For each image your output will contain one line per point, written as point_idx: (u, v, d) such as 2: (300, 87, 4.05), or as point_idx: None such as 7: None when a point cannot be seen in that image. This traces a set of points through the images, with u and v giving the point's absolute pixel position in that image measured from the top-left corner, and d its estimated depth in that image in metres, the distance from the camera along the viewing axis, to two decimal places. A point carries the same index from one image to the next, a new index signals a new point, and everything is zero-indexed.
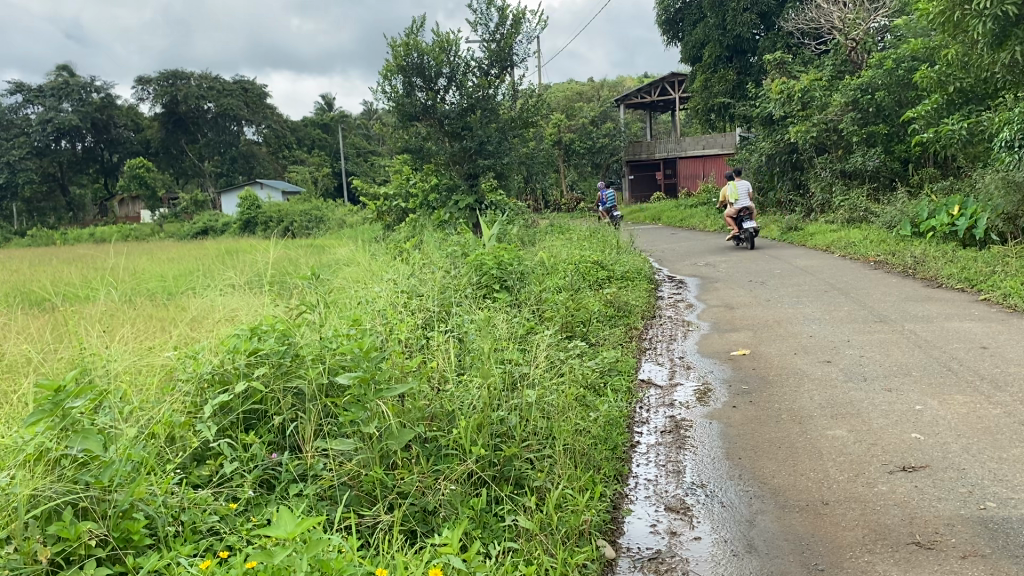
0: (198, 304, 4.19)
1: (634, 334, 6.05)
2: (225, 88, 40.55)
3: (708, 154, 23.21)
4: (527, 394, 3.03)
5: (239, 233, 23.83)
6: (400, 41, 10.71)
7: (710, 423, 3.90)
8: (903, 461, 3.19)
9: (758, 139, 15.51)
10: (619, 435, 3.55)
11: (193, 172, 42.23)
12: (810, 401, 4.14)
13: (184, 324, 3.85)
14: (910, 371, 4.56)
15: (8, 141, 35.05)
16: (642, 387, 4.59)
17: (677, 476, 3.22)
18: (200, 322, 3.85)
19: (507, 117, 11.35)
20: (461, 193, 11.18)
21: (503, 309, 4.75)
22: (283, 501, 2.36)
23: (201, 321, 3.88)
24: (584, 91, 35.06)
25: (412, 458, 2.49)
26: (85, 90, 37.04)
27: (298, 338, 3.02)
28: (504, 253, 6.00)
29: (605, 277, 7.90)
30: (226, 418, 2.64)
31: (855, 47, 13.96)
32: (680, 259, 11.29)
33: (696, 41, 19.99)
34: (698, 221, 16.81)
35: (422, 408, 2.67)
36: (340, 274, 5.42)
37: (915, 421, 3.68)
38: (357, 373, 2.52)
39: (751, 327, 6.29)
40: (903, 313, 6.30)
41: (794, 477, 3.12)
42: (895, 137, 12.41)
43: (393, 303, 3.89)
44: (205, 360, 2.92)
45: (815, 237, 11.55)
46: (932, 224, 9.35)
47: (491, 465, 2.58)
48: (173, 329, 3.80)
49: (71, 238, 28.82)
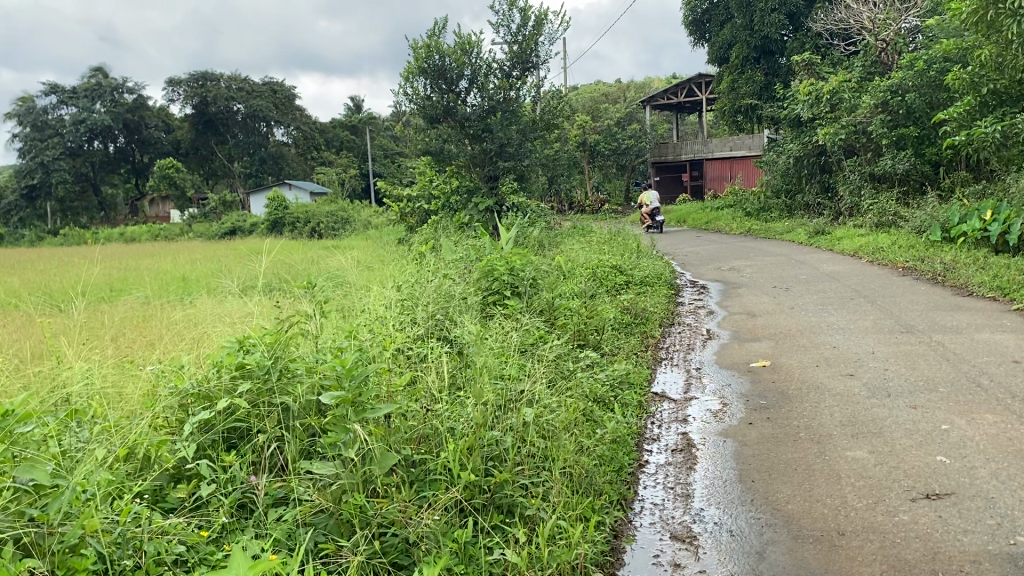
0: (192, 314, 4.08)
1: (650, 342, 5.86)
2: (254, 90, 40.84)
3: (735, 156, 22.94)
4: (523, 411, 2.89)
5: (266, 234, 23.91)
6: (421, 43, 10.61)
7: (723, 442, 3.72)
8: (926, 488, 3.00)
9: (786, 140, 15.24)
10: (626, 454, 3.38)
11: (221, 173, 42.51)
12: (830, 418, 3.95)
13: (174, 334, 3.73)
14: (937, 387, 4.35)
15: (42, 142, 35.49)
16: (655, 401, 4.41)
17: (686, 501, 3.04)
18: (189, 330, 3.74)
19: (528, 119, 11.21)
20: (481, 196, 11.03)
21: (510, 319, 4.61)
22: (261, 527, 2.24)
23: (191, 328, 3.76)
24: (609, 93, 34.83)
25: (395, 483, 2.34)
26: (117, 91, 37.40)
27: (288, 350, 2.89)
28: (515, 258, 5.83)
29: (624, 282, 7.75)
30: (205, 437, 2.51)
31: (886, 48, 13.66)
32: (703, 263, 11.06)
33: (723, 42, 19.71)
34: (724, 224, 16.57)
35: (410, 430, 2.53)
36: (347, 279, 5.31)
37: (941, 443, 3.48)
38: (340, 393, 2.39)
39: (773, 336, 6.10)
40: (931, 323, 6.07)
41: (810, 504, 2.94)
42: (926, 140, 12.16)
43: (390, 314, 3.75)
44: (189, 373, 2.79)
45: (842, 241, 11.27)
46: (963, 229, 9.08)
47: (482, 492, 2.43)
48: (162, 339, 3.68)
49: (102, 238, 29.06)
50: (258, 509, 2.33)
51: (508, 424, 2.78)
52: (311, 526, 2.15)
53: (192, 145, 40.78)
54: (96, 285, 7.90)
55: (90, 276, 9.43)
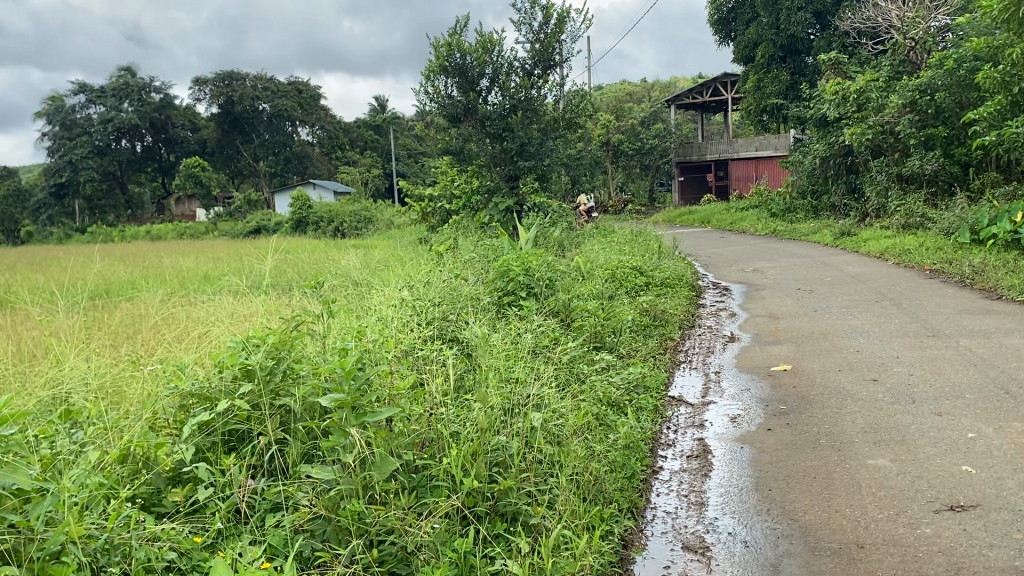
0: (196, 312, 4.04)
1: (669, 345, 5.76)
2: (280, 89, 41.07)
3: (761, 156, 22.81)
4: (532, 416, 2.81)
5: (290, 232, 24.01)
6: (443, 41, 10.55)
7: (740, 448, 3.62)
8: (951, 499, 2.88)
9: (813, 140, 15.07)
10: (638, 461, 3.28)
11: (247, 172, 42.75)
12: (852, 425, 3.84)
13: (176, 332, 3.68)
14: (963, 393, 4.22)
15: (70, 141, 35.91)
16: (671, 405, 4.31)
17: (700, 510, 2.95)
18: (189, 329, 3.68)
19: (550, 118, 11.11)
20: (501, 196, 10.88)
21: (525, 321, 4.54)
22: (259, 533, 2.18)
23: (192, 327, 3.70)
24: (633, 92, 34.67)
25: (395, 489, 2.27)
26: (144, 91, 37.71)
27: (292, 350, 2.83)
28: (531, 258, 5.74)
29: (644, 283, 7.66)
30: (204, 439, 2.46)
31: (915, 47, 13.42)
32: (726, 265, 10.92)
33: (748, 41, 19.52)
34: (748, 224, 16.42)
35: (413, 434, 2.46)
36: (360, 280, 5.27)
37: (967, 451, 3.37)
38: (341, 396, 2.31)
39: (795, 339, 5.98)
40: (959, 327, 5.92)
41: (829, 514, 2.83)
42: (956, 140, 11.83)
43: (399, 315, 3.68)
44: (191, 372, 2.74)
45: (868, 243, 11.10)
46: (992, 231, 8.90)
47: (486, 500, 2.36)
48: (163, 338, 3.63)
49: (129, 236, 29.26)
50: (256, 514, 2.28)
51: (514, 428, 2.71)
52: (307, 532, 2.09)
53: (218, 145, 41.04)
54: (117, 283, 7.94)
55: (113, 273, 9.45)
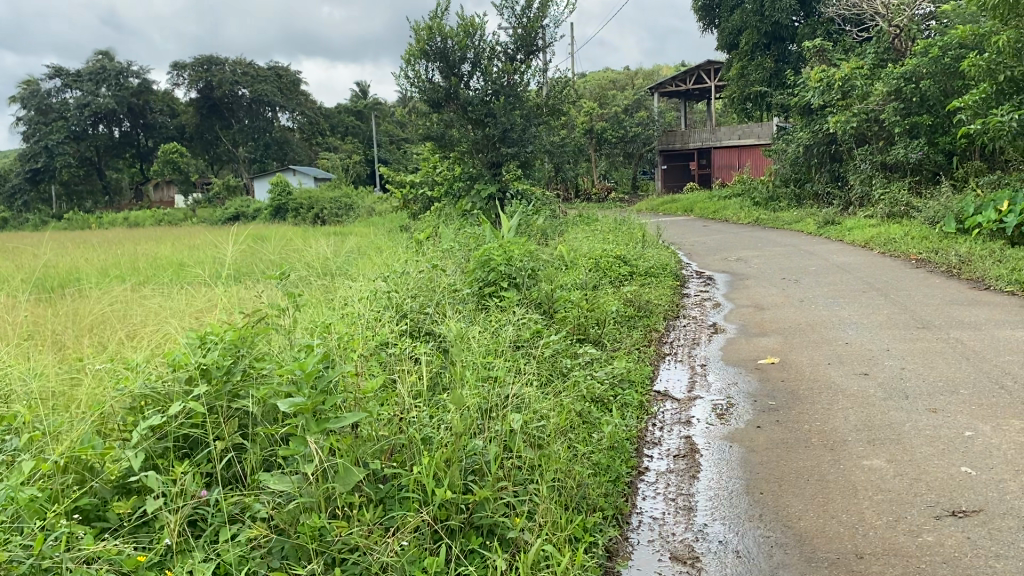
0: (151, 308, 3.82)
1: (654, 336, 5.60)
2: (259, 74, 40.51)
3: (743, 145, 22.82)
4: (510, 418, 2.63)
5: (269, 220, 23.61)
6: (423, 24, 10.27)
7: (729, 446, 3.47)
8: (952, 504, 2.73)
9: (796, 128, 14.93)
10: (623, 463, 3.12)
11: (227, 158, 42.21)
12: (844, 422, 3.69)
13: (128, 329, 3.47)
14: (957, 388, 4.08)
15: (46, 126, 35.24)
16: (657, 401, 4.15)
17: (688, 515, 2.79)
18: (140, 326, 3.46)
19: (533, 104, 10.87)
20: (483, 182, 10.77)
21: (506, 312, 4.37)
22: (212, 549, 2.01)
23: (144, 324, 3.49)
24: (617, 79, 34.48)
25: (360, 502, 2.09)
26: (122, 75, 37.08)
27: (253, 349, 2.65)
28: (514, 247, 5.52)
29: (628, 272, 7.49)
30: (155, 445, 2.28)
31: (900, 34, 13.29)
32: (710, 253, 10.78)
33: (733, 27, 19.33)
34: (731, 213, 16.30)
35: (381, 440, 2.28)
36: (334, 271, 5.07)
37: (965, 451, 3.22)
38: (301, 401, 2.13)
39: (782, 330, 5.84)
40: (948, 318, 5.79)
41: (825, 520, 2.68)
42: (940, 129, 11.74)
43: (369, 309, 3.48)
44: (146, 371, 2.55)
45: (852, 232, 10.97)
46: (978, 220, 8.78)
47: (459, 512, 2.17)
48: (114, 335, 3.43)
49: (106, 222, 28.78)
50: (210, 527, 2.10)
51: (491, 432, 2.53)
52: (263, 551, 1.91)
53: (198, 130, 40.48)
54: (86, 272, 7.67)
55: (84, 261, 9.16)
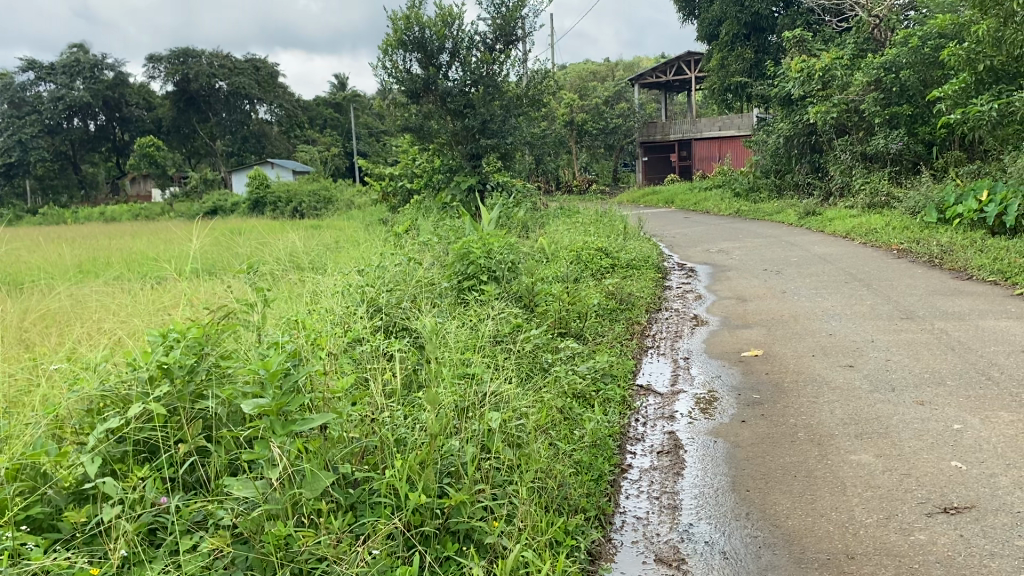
0: (112, 307, 3.70)
1: (636, 330, 5.52)
2: (237, 67, 40.05)
3: (724, 136, 22.83)
4: (489, 417, 2.52)
5: (248, 213, 23.34)
6: (400, 14, 10.10)
7: (713, 441, 3.39)
8: (943, 500, 2.66)
9: (776, 119, 14.89)
10: (606, 460, 3.02)
11: (205, 152, 41.79)
12: (830, 416, 3.61)
13: (87, 327, 3.35)
14: (943, 380, 4.02)
15: (20, 119, 34.72)
16: (639, 395, 4.07)
17: (673, 514, 2.70)
18: (99, 324, 3.34)
19: (513, 95, 10.76)
20: (463, 175, 10.66)
21: (486, 306, 4.27)
22: (171, 561, 1.90)
23: (103, 322, 3.36)
24: (597, 70, 34.37)
25: (328, 510, 1.98)
26: (96, 68, 36.53)
27: (218, 347, 2.54)
28: (494, 240, 5.37)
29: (609, 264, 7.39)
30: (113, 449, 2.18)
31: (879, 24, 13.24)
32: (692, 245, 10.70)
33: (713, 18, 19.25)
34: (712, 205, 16.24)
35: (351, 441, 2.16)
36: (305, 267, 4.94)
37: (954, 445, 3.14)
38: (266, 402, 2.01)
39: (766, 322, 5.76)
40: (931, 309, 5.74)
41: (813, 519, 2.60)
42: (919, 119, 11.74)
43: (340, 304, 3.36)
44: (106, 372, 2.44)
45: (833, 223, 10.93)
46: (958, 210, 8.75)
47: (434, 517, 2.07)
48: (73, 333, 3.31)
49: (82, 217, 28.40)
50: (170, 536, 2.00)
51: (468, 432, 2.42)
52: (225, 561, 1.81)
53: (174, 124, 40.00)
54: (55, 269, 7.48)
55: (55, 258, 8.96)
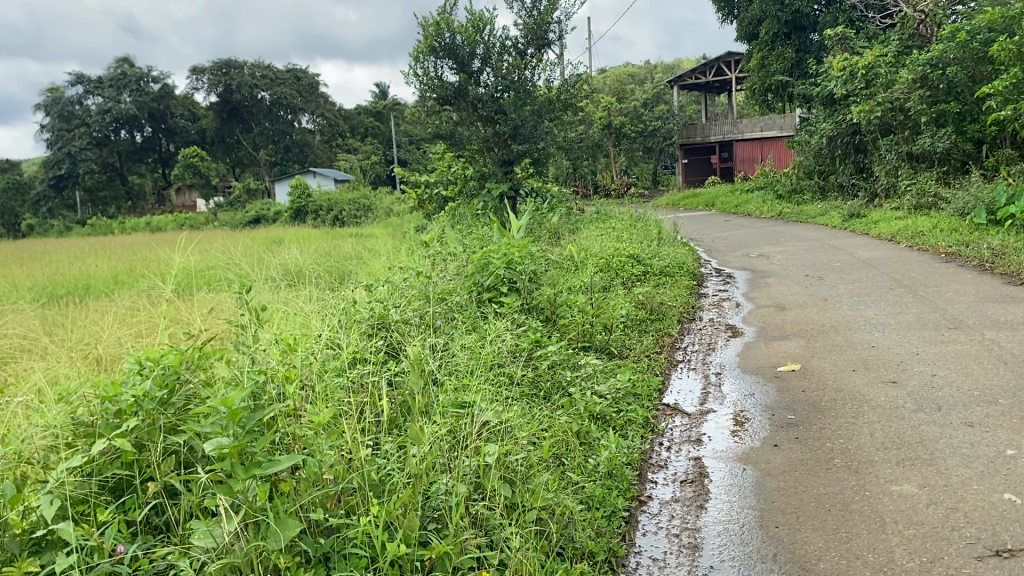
0: (109, 330, 3.56)
1: (665, 342, 5.26)
2: (279, 77, 40.41)
3: (766, 137, 22.40)
4: (484, 451, 2.32)
5: (288, 222, 23.33)
6: (431, 20, 9.99)
7: (741, 469, 3.13)
8: (996, 541, 2.38)
9: (819, 119, 14.47)
10: (621, 494, 2.79)
11: (247, 161, 42.18)
12: (870, 440, 3.33)
13: (76, 353, 3.20)
14: (995, 399, 3.70)
15: (68, 132, 35.34)
16: (665, 416, 3.81)
17: (693, 554, 2.47)
18: (87, 351, 3.19)
19: (545, 99, 10.53)
20: (495, 181, 10.40)
21: (502, 320, 4.05)
22: None
23: (94, 350, 3.21)
24: (635, 73, 33.99)
25: (296, 565, 1.78)
26: (142, 80, 37.07)
27: (197, 376, 2.37)
28: (516, 248, 5.13)
29: (641, 272, 7.15)
30: (78, 490, 1.99)
31: (925, 19, 12.66)
32: (730, 250, 10.37)
33: (752, 18, 18.82)
34: (754, 207, 15.83)
35: (327, 483, 1.97)
36: (319, 281, 4.77)
37: (1009, 474, 2.85)
38: (226, 442, 1.83)
39: (804, 333, 5.46)
40: (983, 318, 5.39)
41: (848, 562, 2.34)
42: (969, 116, 11.17)
43: (336, 325, 3.16)
44: (77, 405, 2.27)
45: (877, 226, 10.52)
46: (1011, 210, 8.32)
47: (413, 571, 1.87)
48: (61, 358, 3.16)
49: (127, 228, 28.74)
50: None
51: (460, 469, 2.21)
52: None
53: (218, 134, 40.42)
54: (85, 283, 7.44)
55: (90, 269, 8.94)
